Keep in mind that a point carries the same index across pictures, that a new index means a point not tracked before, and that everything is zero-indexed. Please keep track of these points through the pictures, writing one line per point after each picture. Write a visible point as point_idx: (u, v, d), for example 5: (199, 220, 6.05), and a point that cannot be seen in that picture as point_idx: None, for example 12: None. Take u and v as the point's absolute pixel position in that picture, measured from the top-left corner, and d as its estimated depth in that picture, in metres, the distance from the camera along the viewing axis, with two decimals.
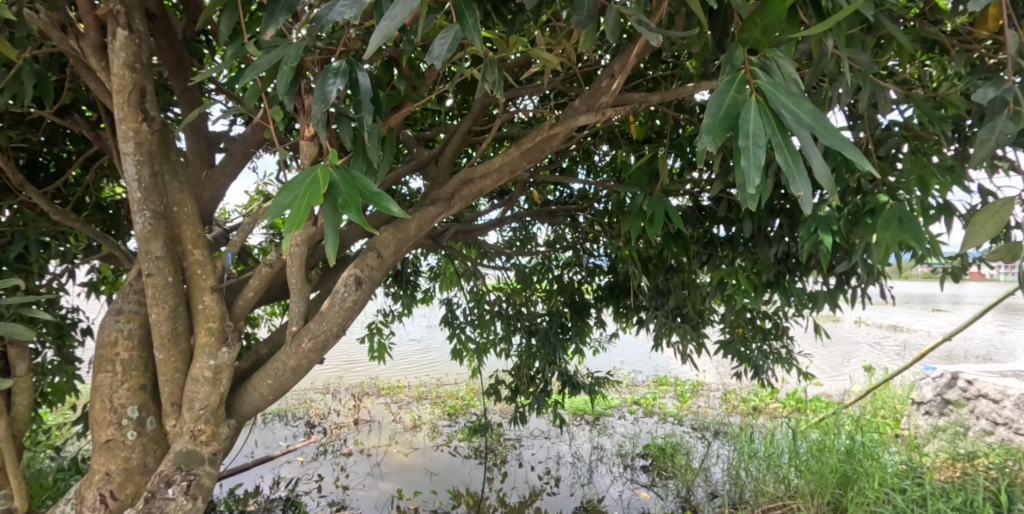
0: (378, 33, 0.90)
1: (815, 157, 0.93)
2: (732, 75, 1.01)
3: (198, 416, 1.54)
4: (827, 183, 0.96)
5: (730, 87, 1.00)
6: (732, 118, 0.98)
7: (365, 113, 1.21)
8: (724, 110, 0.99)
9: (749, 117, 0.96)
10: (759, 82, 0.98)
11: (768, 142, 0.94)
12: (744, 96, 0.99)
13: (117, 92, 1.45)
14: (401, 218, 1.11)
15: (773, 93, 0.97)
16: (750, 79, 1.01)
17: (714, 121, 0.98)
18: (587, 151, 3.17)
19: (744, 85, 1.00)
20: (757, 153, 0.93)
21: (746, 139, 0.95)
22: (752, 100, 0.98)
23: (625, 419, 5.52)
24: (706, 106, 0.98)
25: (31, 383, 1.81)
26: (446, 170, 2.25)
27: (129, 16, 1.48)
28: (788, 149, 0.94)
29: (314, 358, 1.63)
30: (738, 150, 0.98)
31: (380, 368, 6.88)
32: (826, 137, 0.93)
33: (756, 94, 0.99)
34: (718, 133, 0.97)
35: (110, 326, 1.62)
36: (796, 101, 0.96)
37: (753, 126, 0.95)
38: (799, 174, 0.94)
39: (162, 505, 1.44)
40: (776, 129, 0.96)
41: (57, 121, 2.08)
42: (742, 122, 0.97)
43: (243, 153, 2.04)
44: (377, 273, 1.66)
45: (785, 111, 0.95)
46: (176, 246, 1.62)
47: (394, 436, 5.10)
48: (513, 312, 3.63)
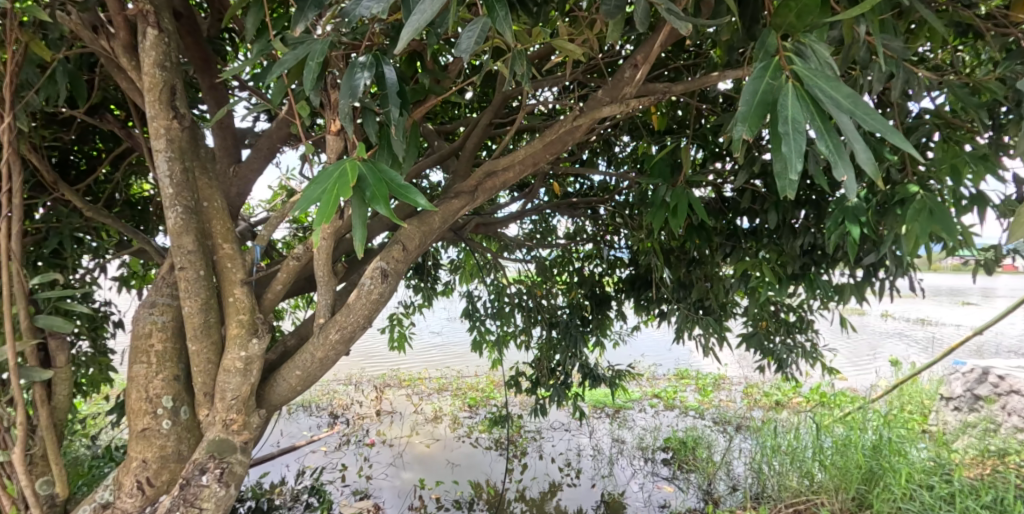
0: (408, 28, 0.90)
1: (856, 141, 0.92)
2: (766, 62, 0.99)
3: (230, 406, 1.57)
4: (869, 168, 0.93)
5: (764, 73, 0.98)
6: (768, 105, 0.96)
7: (391, 107, 1.22)
8: (758, 98, 0.97)
9: (786, 103, 0.94)
10: (797, 68, 0.96)
11: (808, 128, 0.92)
12: (779, 81, 0.97)
13: (148, 90, 1.49)
14: (428, 211, 1.13)
15: (809, 78, 0.95)
16: (785, 65, 0.99)
17: (749, 109, 0.96)
18: (608, 142, 3.16)
19: (779, 71, 0.98)
20: (798, 139, 0.92)
21: (785, 124, 0.93)
22: (788, 86, 0.95)
23: (645, 412, 5.52)
24: (740, 95, 0.97)
25: (72, 374, 1.70)
26: (467, 162, 2.24)
27: (159, 15, 1.51)
28: (827, 134, 0.92)
29: (340, 350, 1.65)
30: (776, 137, 0.96)
31: (402, 359, 6.96)
32: (866, 121, 0.90)
33: (791, 80, 0.97)
34: (754, 122, 0.95)
35: (144, 318, 1.65)
36: (834, 84, 0.94)
37: (791, 113, 0.93)
38: (841, 157, 0.93)
39: (196, 491, 1.47)
40: (814, 114, 0.94)
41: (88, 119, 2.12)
42: (780, 108, 0.95)
43: (268, 148, 2.07)
44: (402, 266, 1.67)
45: (822, 94, 0.93)
46: (207, 241, 1.65)
47: (416, 427, 5.17)
48: (534, 305, 3.69)
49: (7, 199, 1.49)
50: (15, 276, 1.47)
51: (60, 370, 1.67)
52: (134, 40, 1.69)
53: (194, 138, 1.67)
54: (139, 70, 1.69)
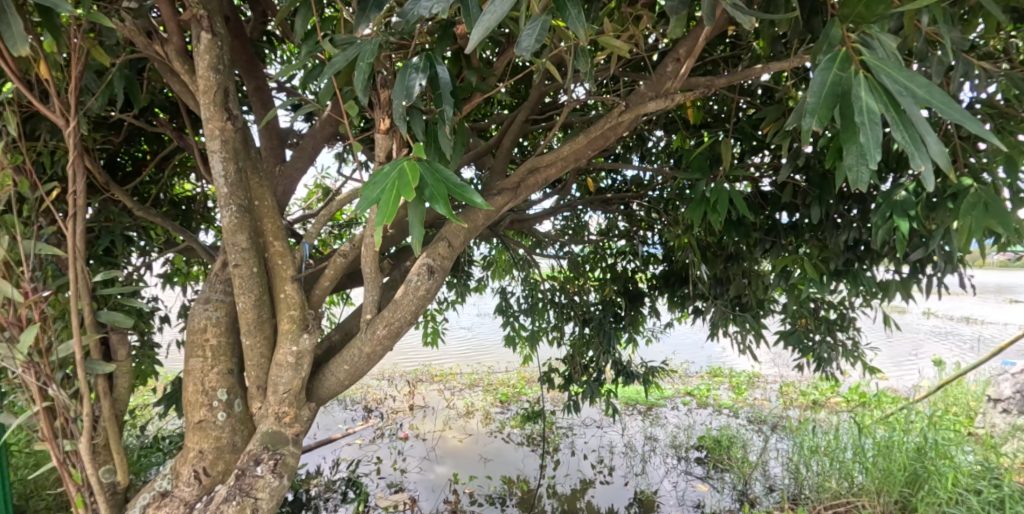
0: (480, 26, 0.92)
1: (932, 132, 0.89)
2: (834, 52, 0.98)
3: (282, 399, 1.61)
4: (946, 159, 0.91)
5: (833, 64, 0.96)
6: (838, 96, 0.95)
7: (445, 105, 1.24)
8: (828, 89, 0.95)
9: (859, 94, 0.92)
10: (867, 58, 0.94)
11: (883, 118, 0.90)
12: (849, 72, 0.95)
13: (203, 93, 1.53)
14: (484, 210, 1.14)
15: (881, 68, 0.93)
16: (854, 55, 0.97)
17: (819, 100, 0.94)
18: (642, 136, 3.12)
19: (848, 61, 0.96)
20: (875, 130, 0.89)
21: (859, 114, 0.91)
22: (860, 76, 0.93)
23: (678, 410, 5.45)
24: (809, 87, 0.95)
25: (132, 367, 1.77)
26: (503, 158, 2.24)
27: (211, 20, 1.55)
28: (902, 125, 0.90)
29: (387, 345, 1.68)
30: (848, 128, 0.94)
31: (434, 355, 7.02)
32: (945, 110, 0.88)
33: (861, 71, 0.95)
34: (824, 113, 0.94)
35: (200, 314, 1.70)
36: (907, 74, 0.91)
37: (866, 104, 0.91)
38: (917, 148, 0.90)
39: (252, 482, 1.52)
40: (888, 104, 0.91)
41: (139, 122, 2.18)
42: (851, 100, 0.93)
43: (313, 148, 2.13)
44: (448, 262, 1.69)
45: (896, 84, 0.91)
46: (259, 238, 1.69)
47: (448, 421, 5.22)
48: (567, 301, 3.68)
49: (72, 199, 1.54)
50: (80, 273, 1.52)
51: (120, 363, 1.74)
52: (186, 44, 1.74)
53: (246, 139, 1.72)
54: (192, 74, 1.74)
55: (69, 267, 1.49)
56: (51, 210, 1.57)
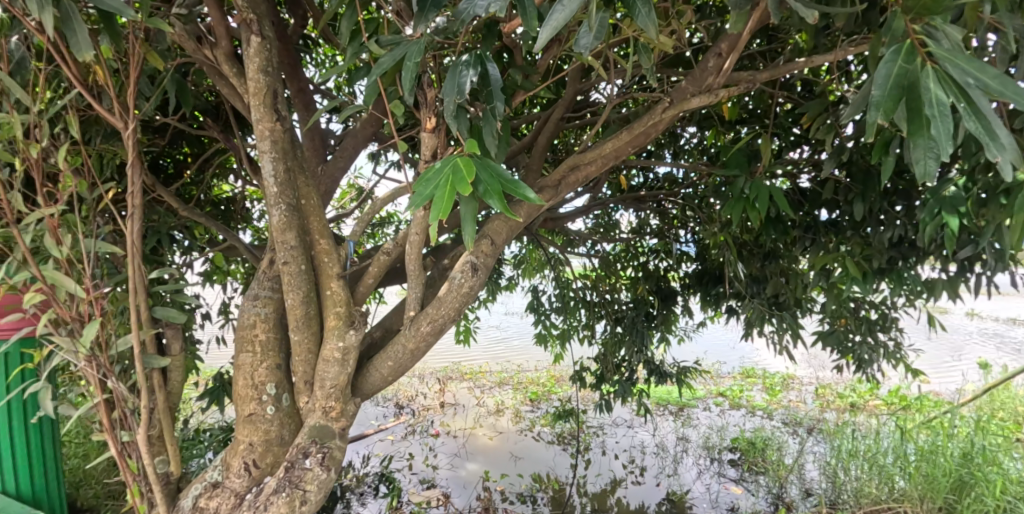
0: (549, 25, 0.95)
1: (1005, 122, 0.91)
2: (899, 44, 0.98)
3: (329, 394, 1.65)
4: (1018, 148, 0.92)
5: (898, 56, 0.96)
6: (903, 89, 0.95)
7: (496, 101, 1.29)
8: (893, 81, 0.95)
9: (928, 86, 0.93)
10: (934, 50, 0.94)
11: (955, 110, 0.91)
12: (915, 65, 0.95)
13: (253, 95, 1.57)
14: (537, 205, 1.16)
15: (949, 59, 0.93)
16: (919, 47, 0.97)
17: (884, 93, 0.95)
18: (674, 133, 3.08)
19: (914, 53, 0.96)
20: (947, 123, 0.91)
21: (930, 107, 0.92)
22: (927, 69, 0.94)
23: (710, 411, 5.37)
24: (875, 80, 0.95)
25: (184, 361, 1.83)
26: (539, 157, 2.24)
27: (261, 23, 1.59)
28: (974, 115, 0.91)
29: (430, 342, 1.70)
30: (915, 120, 0.95)
31: (464, 353, 7.06)
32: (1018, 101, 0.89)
33: (927, 63, 0.95)
34: (891, 106, 0.94)
35: (249, 310, 1.75)
36: (977, 64, 0.92)
37: (936, 97, 0.92)
38: (991, 141, 0.91)
39: (301, 474, 1.56)
40: (959, 95, 0.93)
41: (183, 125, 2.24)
42: (920, 92, 0.94)
43: (354, 148, 2.17)
44: (490, 260, 1.71)
45: (966, 75, 0.92)
46: (306, 237, 1.72)
47: (479, 419, 5.25)
48: (597, 299, 3.71)
49: (130, 199, 1.60)
50: (137, 271, 1.58)
51: (172, 358, 1.80)
52: (235, 48, 1.79)
53: (293, 139, 1.76)
54: (241, 77, 1.79)
55: (129, 265, 1.54)
56: (109, 209, 1.63)
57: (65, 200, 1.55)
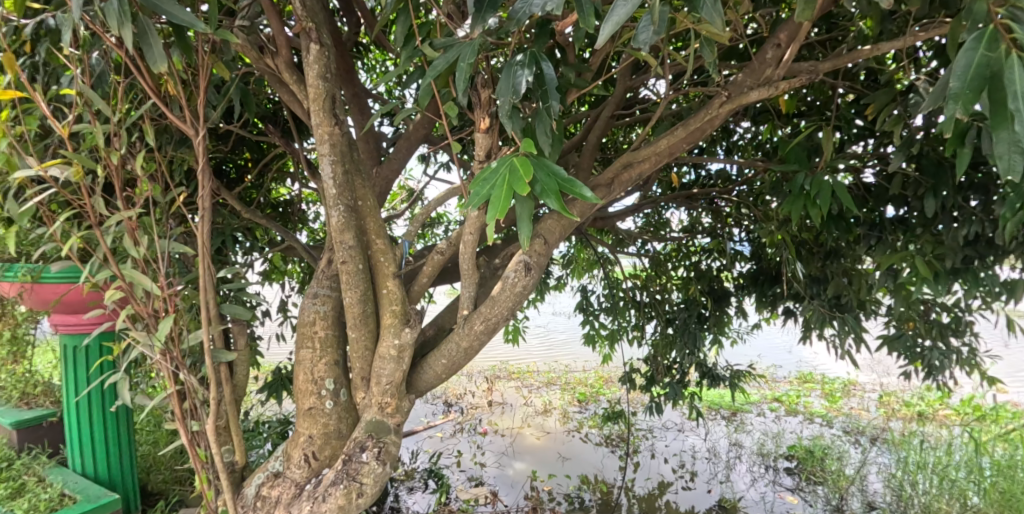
0: (610, 23, 0.95)
1: None
2: (981, 31, 0.93)
3: (385, 390, 1.68)
4: None
5: (979, 45, 0.92)
6: (984, 79, 0.91)
7: (552, 101, 1.30)
8: (973, 71, 0.92)
9: (1012, 76, 0.88)
10: (1020, 35, 0.89)
11: None
12: (999, 53, 0.91)
13: (313, 101, 1.63)
14: (593, 202, 1.16)
15: None
16: (1005, 33, 0.92)
17: (962, 85, 0.92)
18: (727, 128, 2.99)
19: (998, 40, 0.92)
20: None
21: (1013, 99, 0.88)
22: (1012, 57, 0.89)
23: (765, 416, 5.20)
24: (952, 71, 0.92)
25: (249, 355, 1.91)
26: (589, 155, 2.23)
27: (320, 31, 1.64)
28: None
29: (483, 340, 1.72)
30: (998, 113, 0.91)
31: (511, 352, 7.09)
32: None
33: (1013, 49, 0.90)
34: (968, 99, 0.91)
35: (308, 308, 1.81)
36: None
37: (1020, 87, 0.87)
38: None
39: (358, 467, 1.61)
40: None
41: (246, 132, 2.33)
42: (1002, 83, 0.89)
43: (408, 149, 2.22)
44: (543, 259, 1.71)
45: None
46: (363, 237, 1.77)
47: (527, 418, 5.26)
48: (648, 300, 3.65)
49: (200, 202, 1.68)
50: (207, 270, 1.66)
51: (238, 353, 1.88)
52: (294, 57, 1.85)
53: (350, 143, 1.80)
54: (301, 84, 1.86)
55: (198, 264, 1.62)
56: (181, 212, 1.72)
57: (141, 203, 1.64)
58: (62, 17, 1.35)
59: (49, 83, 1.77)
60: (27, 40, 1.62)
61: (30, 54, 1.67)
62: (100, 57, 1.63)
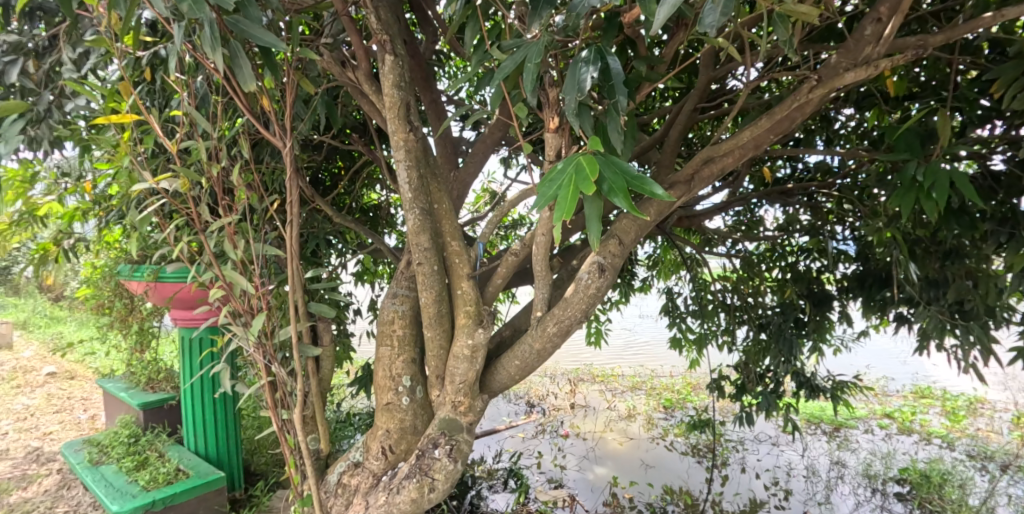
0: (667, 5, 0.96)
1: None
2: None
3: (458, 389, 1.71)
4: None
5: None
6: None
7: (619, 96, 1.26)
8: None
9: None
10: None
11: None
12: None
13: (389, 109, 1.69)
14: (665, 200, 1.12)
15: None
16: None
17: None
18: (826, 116, 2.77)
19: None
20: None
21: None
22: None
23: (873, 434, 4.79)
24: None
25: (334, 351, 2.01)
26: (671, 152, 2.14)
27: (393, 43, 1.69)
28: None
29: (557, 343, 1.70)
30: None
31: (596, 355, 7.02)
32: None
33: None
34: None
35: (388, 307, 1.87)
36: None
37: None
38: None
39: (430, 463, 1.64)
40: None
41: (336, 142, 2.46)
42: None
43: (484, 153, 2.25)
44: (618, 260, 1.67)
45: None
46: (439, 239, 1.81)
47: (609, 423, 5.17)
48: (740, 304, 3.47)
49: (290, 208, 1.79)
50: (296, 271, 1.77)
51: (324, 348, 1.99)
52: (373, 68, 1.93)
53: (425, 147, 1.85)
54: (378, 94, 1.94)
55: (287, 264, 1.72)
56: (274, 217, 1.84)
57: (240, 210, 1.78)
58: (170, 47, 1.50)
59: (165, 105, 1.97)
60: (144, 69, 1.83)
61: (148, 80, 1.87)
62: (204, 81, 1.79)
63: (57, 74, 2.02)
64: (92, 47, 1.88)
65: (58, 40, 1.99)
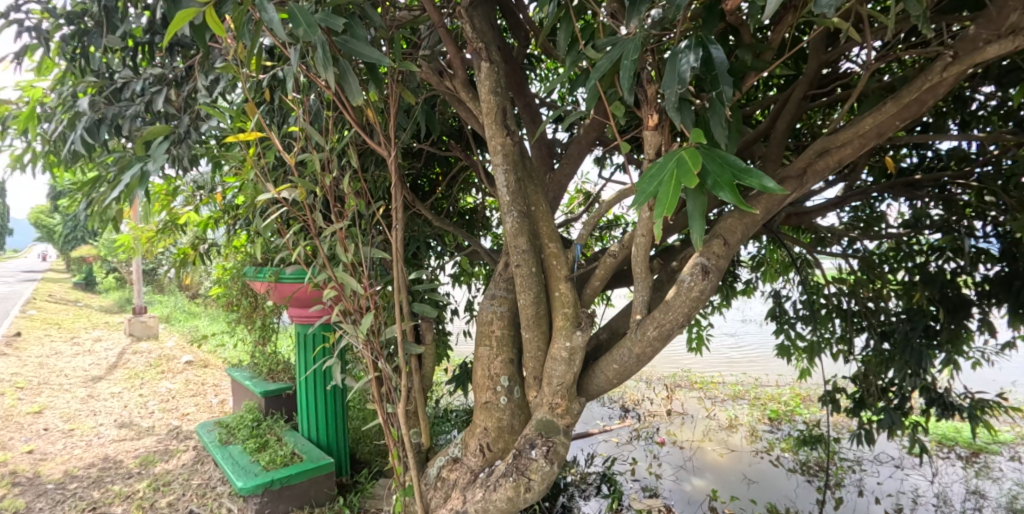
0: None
1: None
2: None
3: (556, 391, 1.71)
4: None
5: None
6: None
7: (724, 86, 1.22)
8: None
9: None
10: None
11: None
12: None
13: (486, 115, 1.72)
14: (775, 194, 1.06)
15: None
16: None
17: None
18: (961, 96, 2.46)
19: None
20: None
21: None
22: None
23: (1021, 462, 4.23)
24: None
25: (434, 349, 2.08)
26: (778, 144, 2.01)
27: (489, 50, 1.74)
28: None
29: (658, 347, 1.65)
30: None
31: (694, 361, 6.76)
32: None
33: None
34: None
35: (487, 308, 1.91)
36: None
37: None
38: None
39: (527, 463, 1.65)
40: None
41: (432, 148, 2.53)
42: None
43: (579, 154, 2.23)
44: (724, 262, 1.59)
45: None
46: (536, 241, 1.81)
47: (709, 432, 4.95)
48: (858, 309, 3.17)
49: (394, 214, 1.87)
50: (402, 273, 1.85)
51: (427, 346, 2.07)
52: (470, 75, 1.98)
53: (522, 150, 1.87)
54: (475, 100, 1.99)
55: (395, 261, 1.81)
56: (379, 221, 1.93)
57: (349, 216, 1.89)
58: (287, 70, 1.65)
59: (283, 121, 2.14)
60: (264, 91, 2.01)
61: (268, 99, 2.04)
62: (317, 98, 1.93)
63: (192, 99, 2.27)
64: (221, 73, 2.10)
65: (192, 69, 2.24)
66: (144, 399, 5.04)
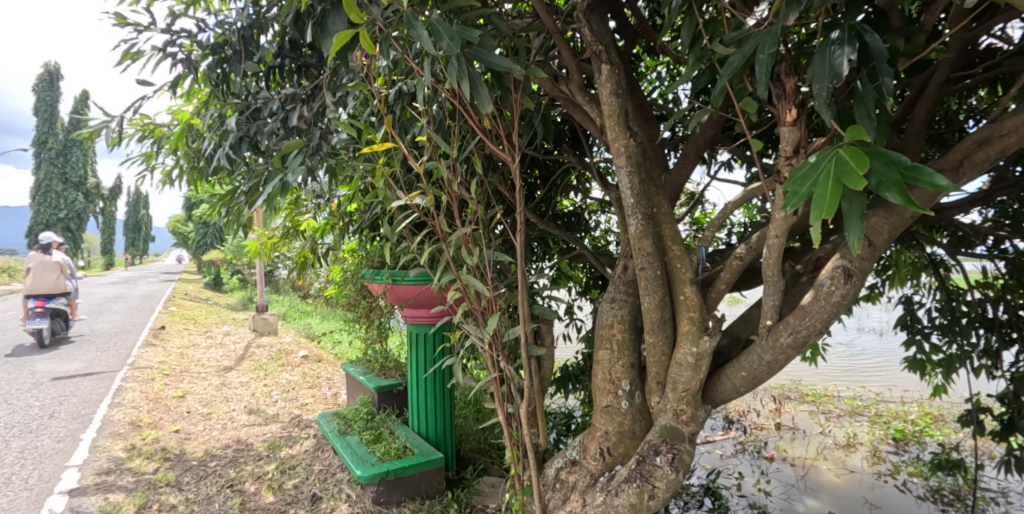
0: None
1: None
2: None
3: (681, 397, 1.68)
4: None
5: None
6: None
7: (884, 77, 1.14)
8: None
9: None
10: None
11: None
12: None
13: (608, 117, 1.72)
14: (948, 192, 0.99)
15: None
16: None
17: None
18: None
19: None
20: None
21: None
22: None
23: None
24: None
25: (549, 351, 2.11)
26: (918, 133, 1.85)
27: (608, 53, 1.73)
28: None
29: (791, 355, 1.57)
30: None
31: (805, 373, 6.33)
32: None
33: None
34: None
35: (607, 311, 1.90)
36: None
37: None
38: None
39: (651, 469, 1.63)
40: None
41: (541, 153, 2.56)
42: None
43: (696, 154, 2.17)
44: (869, 265, 1.49)
45: None
46: (659, 244, 1.78)
47: (824, 450, 4.61)
48: (1009, 318, 2.85)
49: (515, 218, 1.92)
50: (524, 275, 1.88)
51: (543, 348, 2.10)
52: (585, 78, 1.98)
53: (643, 153, 1.85)
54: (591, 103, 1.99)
55: (519, 264, 1.86)
56: (497, 223, 1.98)
57: (471, 221, 1.96)
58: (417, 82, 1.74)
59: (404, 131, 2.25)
60: (388, 104, 2.13)
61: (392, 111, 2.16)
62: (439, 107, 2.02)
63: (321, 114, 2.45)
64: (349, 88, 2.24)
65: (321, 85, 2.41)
66: (268, 389, 5.49)
